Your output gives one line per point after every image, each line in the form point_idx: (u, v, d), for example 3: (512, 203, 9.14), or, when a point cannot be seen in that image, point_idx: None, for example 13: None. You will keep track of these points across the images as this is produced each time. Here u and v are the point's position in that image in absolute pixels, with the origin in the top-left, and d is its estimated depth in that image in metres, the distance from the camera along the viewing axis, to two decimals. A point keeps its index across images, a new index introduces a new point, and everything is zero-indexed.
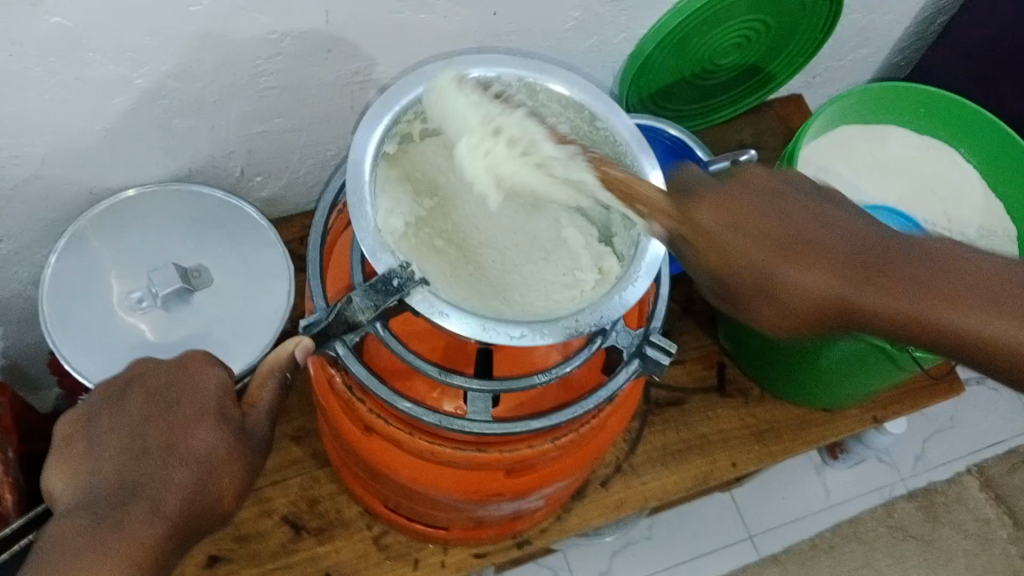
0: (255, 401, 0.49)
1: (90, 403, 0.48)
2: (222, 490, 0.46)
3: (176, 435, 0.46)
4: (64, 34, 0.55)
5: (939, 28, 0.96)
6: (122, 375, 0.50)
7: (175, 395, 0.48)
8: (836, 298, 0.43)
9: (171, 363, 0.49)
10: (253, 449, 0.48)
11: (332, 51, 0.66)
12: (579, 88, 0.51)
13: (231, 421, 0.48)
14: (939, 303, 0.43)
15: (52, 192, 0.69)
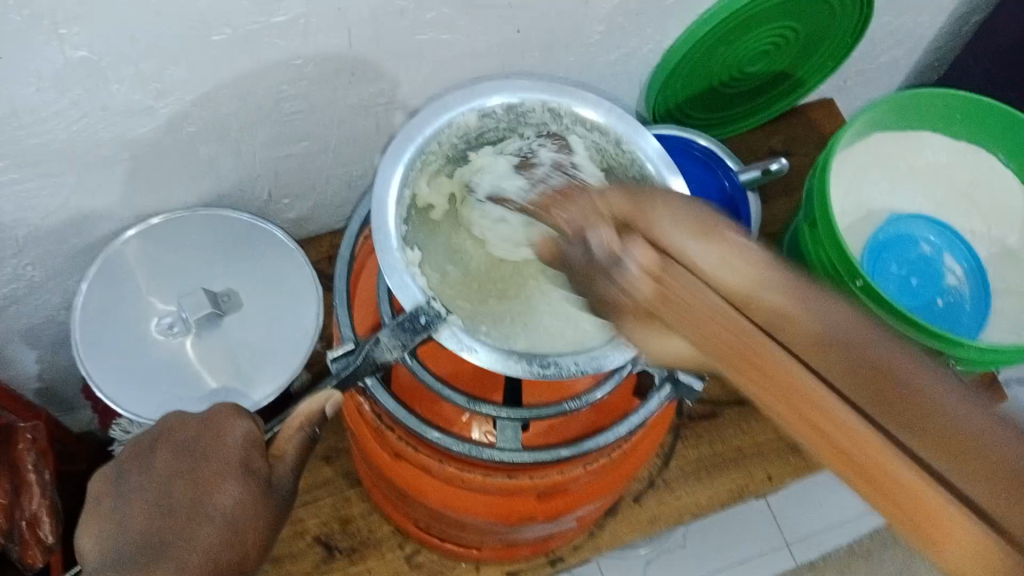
0: (281, 454, 0.48)
1: (120, 460, 0.49)
2: (248, 545, 0.46)
3: (201, 492, 0.46)
4: (88, 67, 0.55)
5: (974, 27, 0.94)
6: (152, 430, 0.50)
7: (201, 451, 0.47)
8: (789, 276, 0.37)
9: (199, 418, 0.49)
10: (277, 503, 0.47)
11: (355, 74, 0.66)
12: (604, 111, 0.50)
13: (256, 476, 0.47)
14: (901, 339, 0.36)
15: (83, 219, 0.69)
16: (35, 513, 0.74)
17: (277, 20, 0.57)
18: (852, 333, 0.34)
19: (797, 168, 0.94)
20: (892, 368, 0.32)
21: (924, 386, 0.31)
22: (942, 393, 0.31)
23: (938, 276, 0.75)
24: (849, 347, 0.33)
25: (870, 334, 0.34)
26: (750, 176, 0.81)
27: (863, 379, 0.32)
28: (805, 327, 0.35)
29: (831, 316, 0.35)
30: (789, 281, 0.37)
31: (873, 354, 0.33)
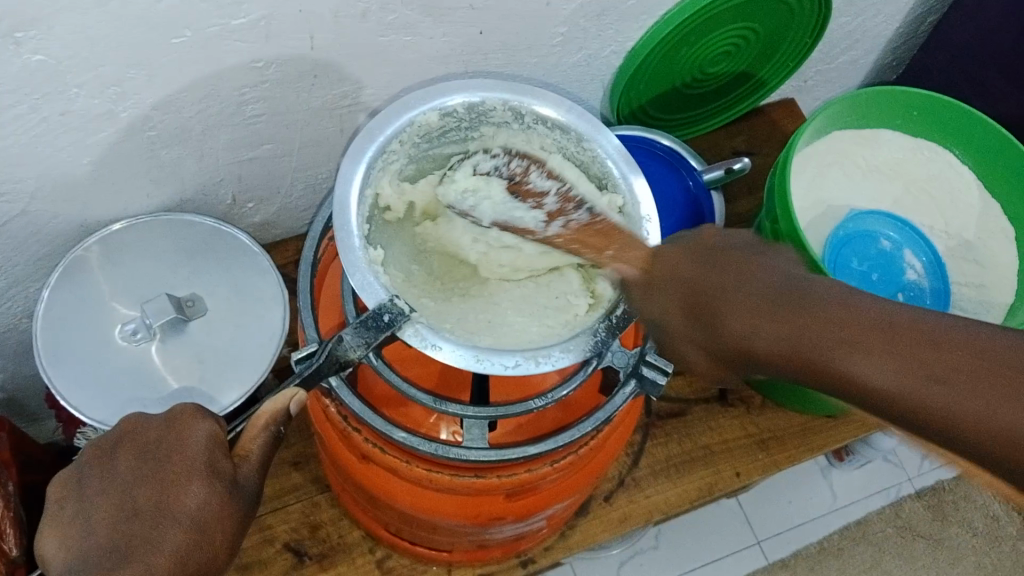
0: (246, 454, 0.48)
1: (81, 463, 0.48)
2: (216, 544, 0.46)
3: (166, 495, 0.45)
4: (46, 71, 0.54)
5: (929, 28, 0.96)
6: (113, 432, 0.49)
7: (165, 453, 0.47)
8: (723, 326, 0.44)
9: (161, 418, 0.48)
10: (243, 502, 0.47)
11: (318, 77, 0.65)
12: (565, 110, 0.50)
13: (221, 476, 0.46)
14: (827, 312, 0.41)
15: (44, 226, 0.69)
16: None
17: (237, 23, 0.57)
18: (799, 357, 0.41)
19: (759, 167, 0.95)
20: (838, 369, 0.40)
21: (870, 371, 0.39)
22: (880, 369, 0.39)
23: (898, 272, 0.76)
24: (809, 372, 0.41)
25: (802, 349, 0.41)
26: (713, 175, 0.83)
27: (836, 386, 0.40)
28: (773, 362, 0.42)
29: (773, 341, 0.42)
30: (769, 344, 0.42)
31: (817, 362, 0.41)
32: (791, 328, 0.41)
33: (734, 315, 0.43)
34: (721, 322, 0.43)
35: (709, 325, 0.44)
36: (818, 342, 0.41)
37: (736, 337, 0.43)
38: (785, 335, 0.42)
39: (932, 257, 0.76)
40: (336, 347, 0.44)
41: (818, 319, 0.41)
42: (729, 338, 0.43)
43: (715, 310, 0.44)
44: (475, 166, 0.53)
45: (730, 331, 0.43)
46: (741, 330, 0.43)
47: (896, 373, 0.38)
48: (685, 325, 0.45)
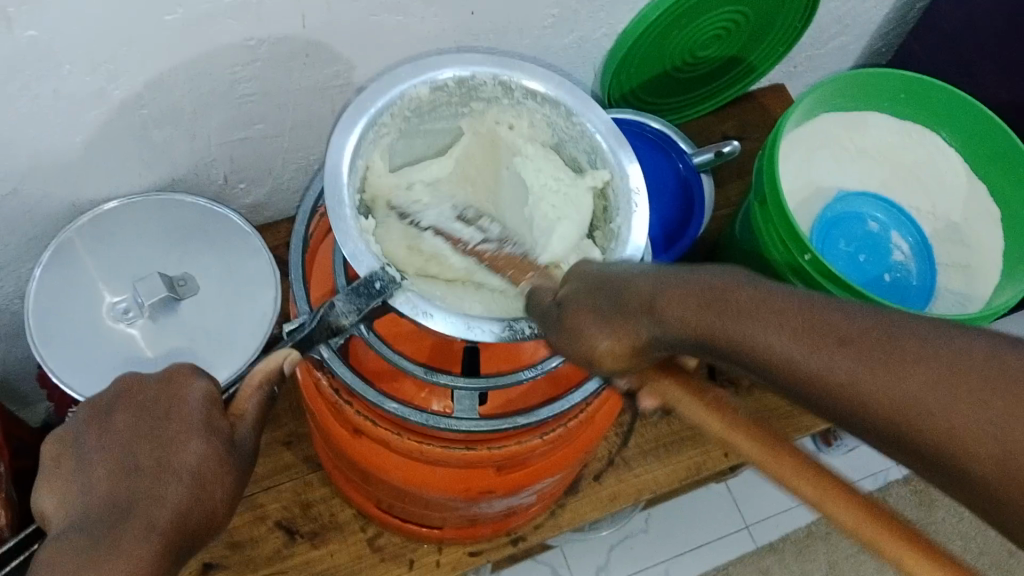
0: (241, 412, 0.48)
1: (77, 423, 0.48)
2: (217, 500, 0.45)
3: (165, 450, 0.45)
4: (37, 48, 0.55)
5: (918, 14, 0.97)
6: (107, 394, 0.49)
7: (163, 411, 0.47)
8: (632, 310, 0.41)
9: (157, 379, 0.48)
10: (242, 460, 0.47)
11: (309, 56, 0.66)
12: (554, 85, 0.50)
13: (219, 434, 0.47)
14: (745, 295, 0.38)
15: (35, 206, 0.69)
16: None
17: (228, 2, 0.57)
18: (712, 334, 0.38)
19: (749, 151, 0.95)
20: (748, 345, 0.37)
21: (782, 346, 0.36)
22: (792, 343, 0.35)
23: (886, 252, 0.77)
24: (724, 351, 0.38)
25: (717, 327, 0.38)
26: (703, 159, 0.82)
27: (753, 365, 0.37)
28: (687, 340, 0.39)
29: (689, 317, 0.39)
30: (683, 331, 0.39)
31: (731, 337, 0.37)
32: (701, 307, 0.39)
33: (656, 303, 0.40)
34: (637, 312, 0.41)
35: (623, 313, 0.41)
36: (728, 317, 0.38)
37: (650, 318, 0.40)
38: (699, 312, 0.39)
39: (917, 239, 0.79)
40: (328, 312, 0.44)
41: (731, 298, 0.38)
42: (644, 322, 0.40)
43: (631, 297, 0.41)
44: (435, 170, 0.55)
45: (643, 316, 0.41)
46: (655, 310, 0.40)
47: (807, 355, 0.35)
48: (595, 316, 0.42)
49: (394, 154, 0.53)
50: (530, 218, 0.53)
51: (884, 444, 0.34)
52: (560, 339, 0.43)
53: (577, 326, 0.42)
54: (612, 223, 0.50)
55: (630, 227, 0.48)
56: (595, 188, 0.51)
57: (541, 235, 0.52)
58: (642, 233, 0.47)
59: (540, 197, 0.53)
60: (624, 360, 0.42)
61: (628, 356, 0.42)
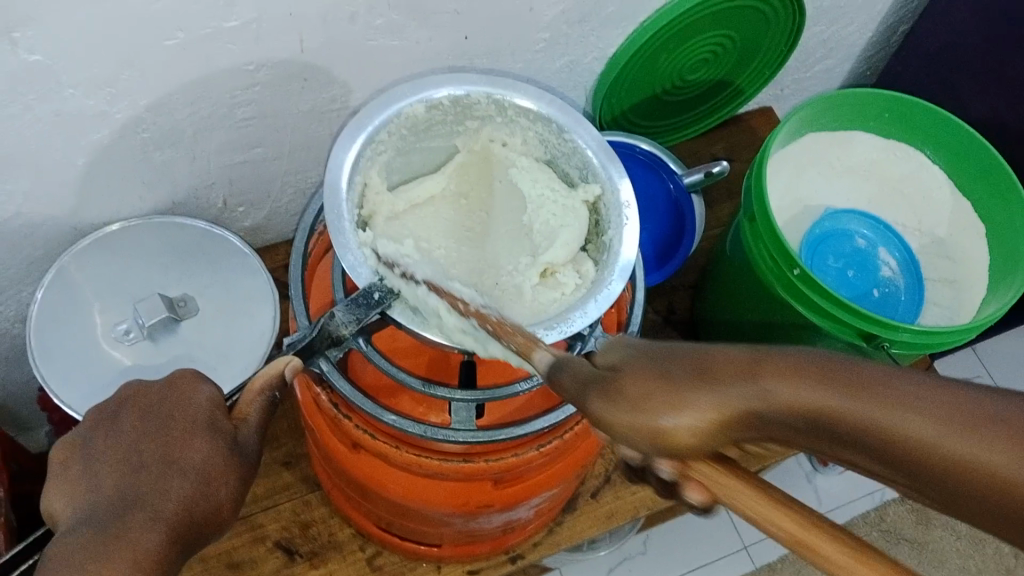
0: (244, 417, 0.48)
1: (85, 428, 0.49)
2: (222, 496, 0.46)
3: (170, 450, 0.46)
4: (42, 70, 0.56)
5: (901, 37, 0.99)
6: (114, 399, 0.50)
7: (168, 412, 0.48)
8: (718, 379, 0.33)
9: (162, 382, 0.49)
10: (247, 459, 0.47)
11: (307, 80, 0.67)
12: (545, 103, 0.51)
13: (222, 433, 0.47)
14: (871, 370, 0.31)
15: (37, 228, 0.70)
16: None
17: (229, 25, 0.59)
18: (835, 413, 0.31)
19: (739, 172, 0.97)
20: (881, 423, 0.30)
21: (929, 430, 0.29)
22: (944, 427, 0.29)
23: (874, 268, 0.78)
24: (844, 435, 0.30)
25: (845, 405, 0.30)
26: (694, 180, 0.82)
27: (884, 453, 0.30)
28: (794, 421, 0.31)
29: (801, 390, 0.31)
30: (796, 406, 0.31)
31: (865, 414, 0.30)
32: (819, 378, 0.31)
33: (762, 376, 0.32)
34: (730, 387, 0.32)
35: (705, 385, 0.32)
36: (860, 392, 0.30)
37: (745, 389, 0.32)
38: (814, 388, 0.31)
39: (906, 257, 0.79)
40: (328, 323, 0.45)
41: (856, 371, 0.31)
42: (738, 395, 0.32)
43: (710, 367, 0.33)
44: (431, 185, 0.55)
45: (739, 389, 0.32)
46: (756, 380, 0.32)
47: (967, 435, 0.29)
48: (665, 388, 0.33)
49: (391, 172, 0.54)
50: (526, 226, 0.54)
51: None
52: (622, 412, 0.33)
53: (640, 398, 0.33)
54: (606, 232, 0.51)
55: (621, 238, 0.49)
56: (587, 204, 0.52)
57: (543, 241, 0.53)
58: (633, 245, 0.48)
59: (538, 205, 0.54)
60: (698, 444, 0.32)
61: (710, 436, 0.32)
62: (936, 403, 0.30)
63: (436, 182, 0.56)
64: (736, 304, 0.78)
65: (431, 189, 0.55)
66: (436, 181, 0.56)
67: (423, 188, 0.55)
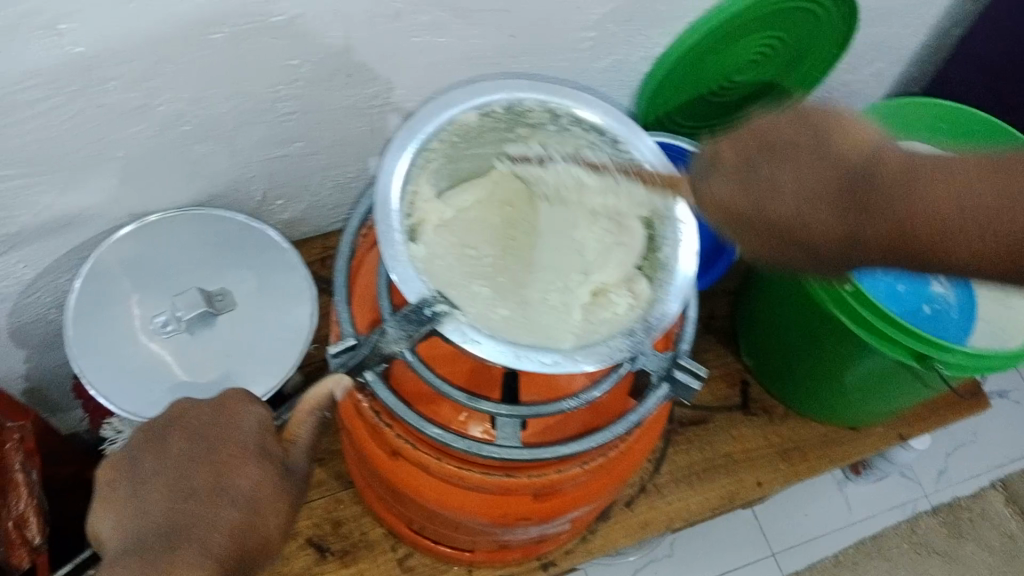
0: (293, 438, 0.49)
1: (131, 447, 0.49)
2: (270, 524, 0.47)
3: (221, 477, 0.46)
4: (84, 63, 0.55)
5: (956, 42, 0.96)
6: (162, 417, 0.50)
7: (217, 435, 0.48)
8: (871, 223, 0.43)
9: (209, 404, 0.49)
10: (295, 485, 0.48)
11: (351, 76, 0.66)
12: (602, 111, 0.50)
13: (274, 459, 0.48)
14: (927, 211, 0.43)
15: (76, 218, 0.69)
16: (22, 513, 0.76)
17: (274, 21, 0.58)
18: (914, 225, 0.42)
19: None
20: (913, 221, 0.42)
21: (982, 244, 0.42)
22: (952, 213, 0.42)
23: (925, 284, 0.76)
24: (903, 250, 0.43)
25: (919, 237, 0.43)
26: None
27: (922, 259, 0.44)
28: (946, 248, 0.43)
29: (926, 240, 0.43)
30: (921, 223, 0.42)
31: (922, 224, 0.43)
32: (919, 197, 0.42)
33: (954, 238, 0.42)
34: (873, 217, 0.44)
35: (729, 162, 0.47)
36: (923, 225, 0.42)
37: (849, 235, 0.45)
38: (954, 220, 0.42)
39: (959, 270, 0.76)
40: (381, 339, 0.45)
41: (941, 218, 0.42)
42: (889, 241, 0.43)
43: (905, 204, 0.43)
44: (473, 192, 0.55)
45: (875, 213, 0.43)
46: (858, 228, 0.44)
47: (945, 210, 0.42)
48: (776, 159, 0.46)
49: (439, 179, 0.53)
50: (574, 237, 0.55)
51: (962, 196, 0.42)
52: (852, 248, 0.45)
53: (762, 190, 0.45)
54: (659, 250, 0.50)
55: (677, 256, 0.48)
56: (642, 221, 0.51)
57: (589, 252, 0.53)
58: (690, 262, 0.48)
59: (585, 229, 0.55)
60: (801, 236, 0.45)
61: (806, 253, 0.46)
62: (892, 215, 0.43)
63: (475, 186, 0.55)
64: (779, 319, 0.76)
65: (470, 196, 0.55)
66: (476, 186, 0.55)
67: (461, 192, 0.55)
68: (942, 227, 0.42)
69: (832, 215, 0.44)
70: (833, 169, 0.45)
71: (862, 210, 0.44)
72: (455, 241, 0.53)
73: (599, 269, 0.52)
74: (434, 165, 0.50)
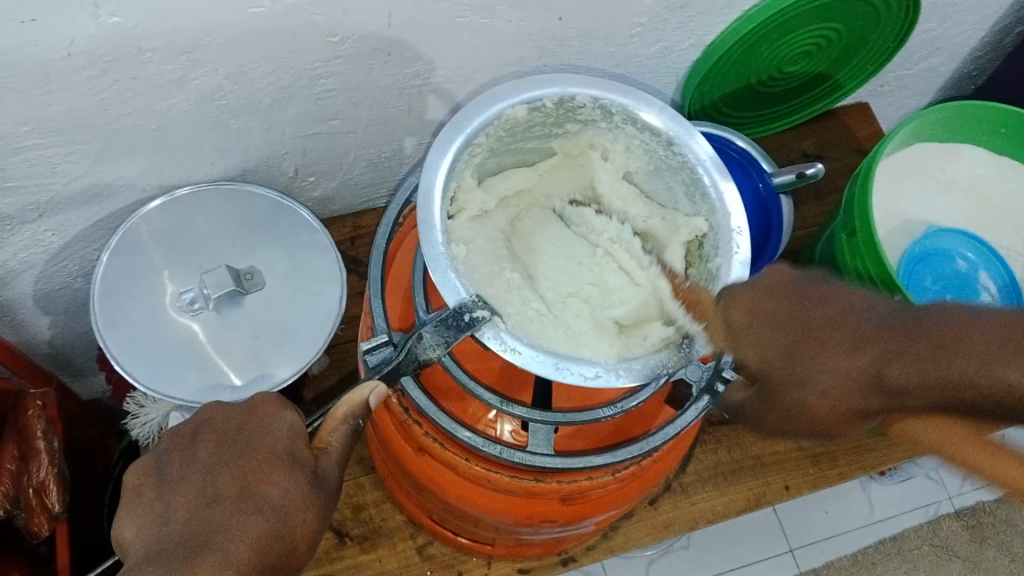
0: (325, 446, 0.48)
1: (161, 452, 0.49)
2: (298, 534, 0.46)
3: (248, 484, 0.46)
4: (121, 34, 0.53)
5: (1015, 38, 0.92)
6: (192, 423, 0.50)
7: (247, 441, 0.48)
8: (910, 363, 0.42)
9: (241, 408, 0.49)
10: (327, 494, 0.47)
11: (392, 55, 0.64)
12: (658, 111, 0.48)
13: (303, 466, 0.47)
14: (979, 371, 0.40)
15: (106, 189, 0.68)
16: (43, 481, 0.75)
17: None
18: (948, 384, 0.41)
19: (828, 172, 0.92)
20: (959, 383, 0.41)
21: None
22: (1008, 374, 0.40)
23: (973, 293, 0.73)
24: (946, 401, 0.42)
25: (962, 376, 0.41)
26: (784, 180, 0.78)
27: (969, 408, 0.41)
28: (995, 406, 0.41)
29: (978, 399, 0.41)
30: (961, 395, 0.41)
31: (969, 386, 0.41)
32: (961, 355, 0.41)
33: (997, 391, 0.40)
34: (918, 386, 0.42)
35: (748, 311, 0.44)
36: (969, 364, 0.40)
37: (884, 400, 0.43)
38: (1001, 363, 0.40)
39: (1009, 280, 0.74)
40: (417, 344, 0.44)
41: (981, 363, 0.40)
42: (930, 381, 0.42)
43: (944, 348, 0.41)
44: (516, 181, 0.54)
45: (912, 352, 0.42)
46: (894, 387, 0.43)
47: (982, 367, 0.40)
48: (798, 317, 0.44)
49: (485, 169, 0.52)
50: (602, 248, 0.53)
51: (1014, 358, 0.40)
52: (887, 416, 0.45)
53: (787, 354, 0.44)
54: (710, 261, 0.48)
55: (729, 268, 0.46)
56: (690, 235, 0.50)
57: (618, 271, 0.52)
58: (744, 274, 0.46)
59: (601, 263, 0.53)
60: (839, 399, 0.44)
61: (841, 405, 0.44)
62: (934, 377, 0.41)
63: (523, 172, 0.54)
64: None
65: (515, 184, 0.54)
66: (523, 173, 0.54)
67: (508, 176, 0.53)
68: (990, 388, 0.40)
69: (870, 358, 0.43)
70: (865, 330, 0.43)
71: (899, 351, 0.42)
72: (490, 222, 0.51)
73: (621, 304, 0.50)
74: (486, 150, 0.49)
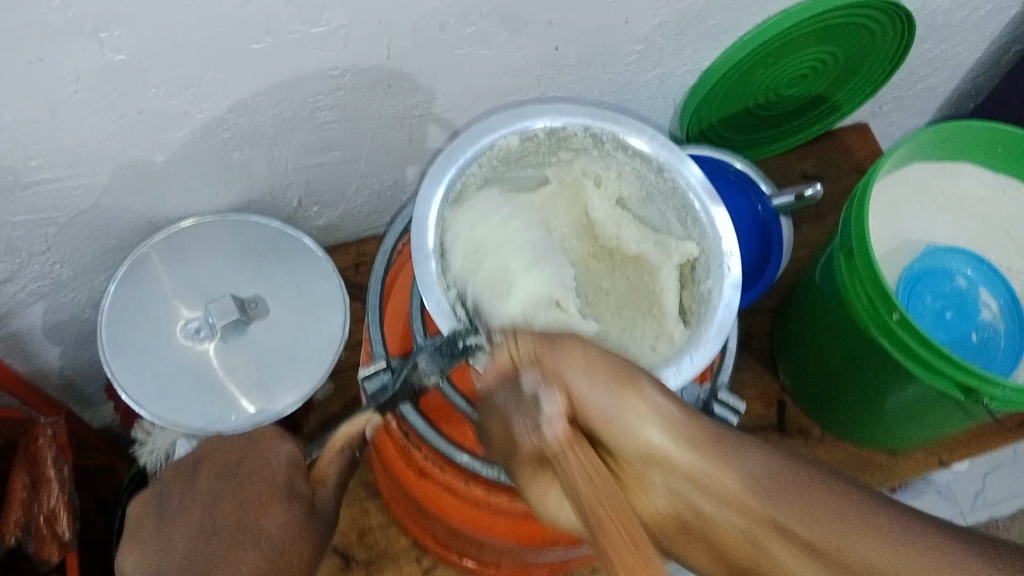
0: (322, 478, 0.50)
1: (164, 485, 0.51)
2: (293, 567, 0.46)
3: (245, 515, 0.47)
4: (126, 70, 0.54)
5: (1013, 57, 0.93)
6: (193, 457, 0.52)
7: (245, 473, 0.49)
8: (803, 481, 0.34)
9: (241, 443, 0.51)
10: (321, 526, 0.49)
11: (392, 85, 0.65)
12: (647, 139, 0.50)
13: (299, 498, 0.48)
14: (805, 496, 0.34)
15: (113, 220, 0.69)
16: (53, 509, 0.75)
17: (317, 31, 0.57)
18: (764, 487, 0.34)
19: (829, 193, 0.93)
20: (772, 498, 0.34)
21: (899, 566, 0.31)
22: (827, 513, 0.33)
23: (974, 312, 0.73)
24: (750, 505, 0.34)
25: (841, 522, 0.32)
26: (784, 202, 0.79)
27: (764, 527, 0.34)
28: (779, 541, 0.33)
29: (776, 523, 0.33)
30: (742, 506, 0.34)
31: (781, 507, 0.34)
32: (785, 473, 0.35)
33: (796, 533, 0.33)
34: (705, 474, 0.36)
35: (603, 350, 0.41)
36: (825, 495, 0.33)
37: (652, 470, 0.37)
38: (846, 507, 0.33)
39: (1011, 297, 0.74)
40: (412, 373, 0.46)
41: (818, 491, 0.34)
42: (793, 505, 0.33)
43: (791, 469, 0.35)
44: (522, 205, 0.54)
45: (816, 475, 0.34)
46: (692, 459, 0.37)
47: (814, 500, 0.33)
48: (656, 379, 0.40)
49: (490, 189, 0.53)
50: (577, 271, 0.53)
51: (859, 511, 0.33)
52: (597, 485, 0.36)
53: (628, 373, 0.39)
54: (702, 283, 0.49)
55: (721, 291, 0.47)
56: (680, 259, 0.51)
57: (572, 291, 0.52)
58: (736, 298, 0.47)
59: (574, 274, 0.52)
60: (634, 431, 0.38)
61: (648, 450, 0.37)
62: (755, 477, 0.35)
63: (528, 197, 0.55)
64: (825, 343, 0.74)
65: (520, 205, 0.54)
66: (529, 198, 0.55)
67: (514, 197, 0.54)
68: (793, 516, 0.33)
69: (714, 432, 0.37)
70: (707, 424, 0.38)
71: (798, 463, 0.35)
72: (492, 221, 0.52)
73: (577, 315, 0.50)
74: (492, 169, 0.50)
